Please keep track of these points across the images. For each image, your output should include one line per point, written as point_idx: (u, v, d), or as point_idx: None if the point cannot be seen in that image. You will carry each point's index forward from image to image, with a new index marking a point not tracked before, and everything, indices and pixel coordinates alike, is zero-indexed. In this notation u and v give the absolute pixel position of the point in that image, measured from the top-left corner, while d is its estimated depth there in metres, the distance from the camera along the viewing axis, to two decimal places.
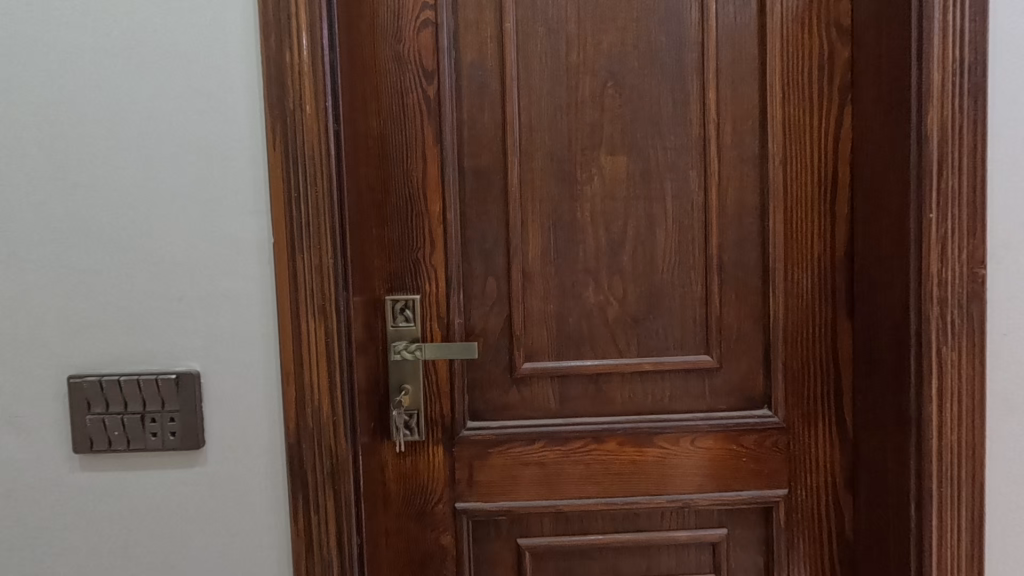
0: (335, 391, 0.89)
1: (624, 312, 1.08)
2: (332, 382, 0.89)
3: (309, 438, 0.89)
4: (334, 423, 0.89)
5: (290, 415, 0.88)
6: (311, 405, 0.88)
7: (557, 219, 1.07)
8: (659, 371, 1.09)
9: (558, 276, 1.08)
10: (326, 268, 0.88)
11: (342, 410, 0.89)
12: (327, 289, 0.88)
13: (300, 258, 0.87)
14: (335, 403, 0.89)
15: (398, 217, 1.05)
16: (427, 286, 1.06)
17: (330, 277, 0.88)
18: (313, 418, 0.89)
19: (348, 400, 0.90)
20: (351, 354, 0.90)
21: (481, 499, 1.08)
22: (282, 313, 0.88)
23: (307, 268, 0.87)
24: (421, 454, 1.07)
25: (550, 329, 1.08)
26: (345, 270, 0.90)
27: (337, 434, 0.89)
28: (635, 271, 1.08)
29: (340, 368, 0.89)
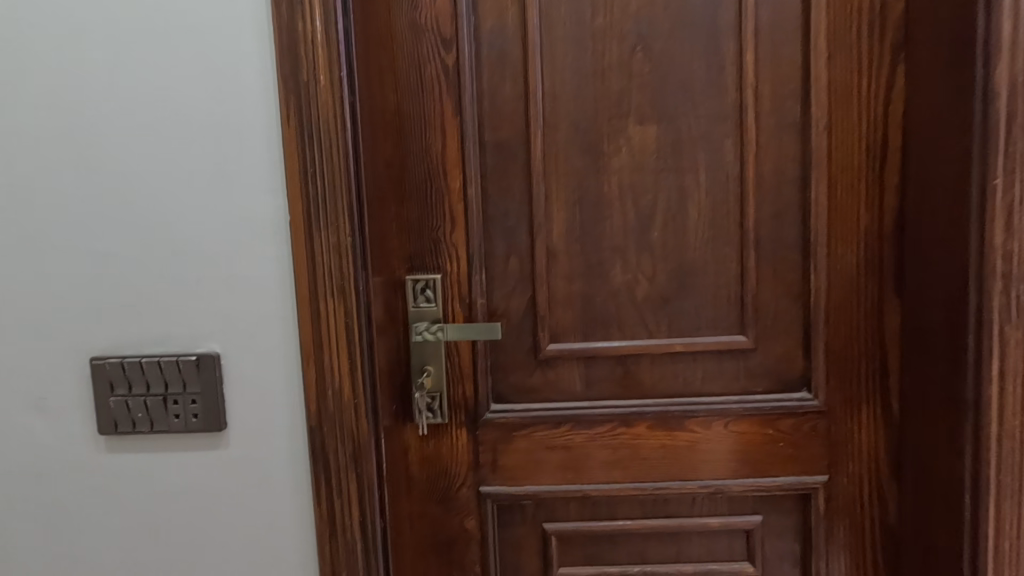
0: (356, 374, 0.87)
1: (653, 291, 1.03)
2: (353, 364, 0.86)
3: (330, 421, 0.87)
4: (356, 407, 0.87)
5: (311, 398, 0.87)
6: (331, 387, 0.86)
7: (582, 194, 1.02)
8: (691, 352, 1.04)
9: (584, 254, 1.03)
10: (344, 247, 0.85)
11: (364, 393, 0.87)
12: (345, 269, 0.85)
13: (318, 237, 0.85)
14: (356, 385, 0.87)
15: (417, 194, 1.01)
16: (448, 266, 1.02)
17: (348, 256, 0.85)
18: (334, 401, 0.87)
19: (369, 383, 0.88)
20: (372, 336, 0.88)
21: (505, 483, 1.06)
22: (300, 293, 0.85)
23: (324, 247, 0.85)
24: (444, 438, 1.05)
25: (576, 310, 1.04)
26: (363, 249, 0.87)
27: (359, 417, 0.87)
28: (665, 248, 1.02)
29: (361, 350, 0.87)
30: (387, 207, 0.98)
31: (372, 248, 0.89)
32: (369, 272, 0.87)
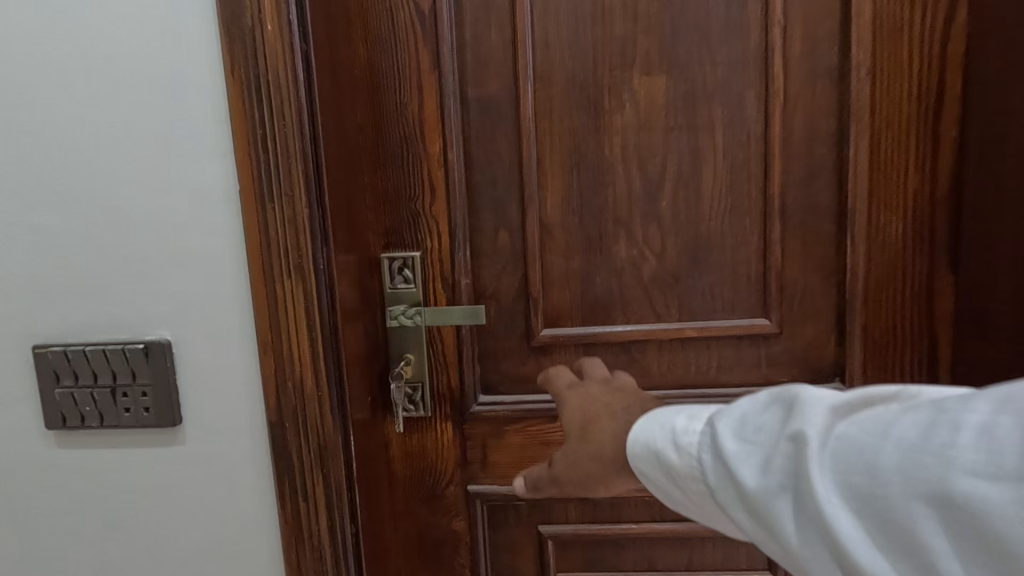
0: (319, 363, 0.77)
1: (662, 269, 0.90)
2: (315, 352, 0.77)
3: (292, 415, 0.78)
4: (321, 399, 0.78)
5: (270, 389, 0.77)
6: (292, 378, 0.77)
7: (580, 157, 0.89)
8: (705, 338, 0.91)
9: (582, 227, 0.90)
10: (302, 220, 0.74)
11: (329, 384, 0.78)
12: (303, 245, 0.75)
13: (270, 209, 0.74)
14: (319, 376, 0.77)
15: (393, 161, 0.90)
16: (428, 242, 0.91)
17: (306, 230, 0.75)
18: (296, 393, 0.77)
19: (335, 373, 0.79)
20: (336, 320, 0.78)
21: (496, 482, 0.96)
22: (254, 273, 0.75)
23: (280, 219, 0.74)
24: (428, 432, 0.95)
25: (573, 290, 0.92)
26: (323, 222, 0.76)
27: (323, 411, 0.78)
28: (676, 219, 0.89)
29: (324, 336, 0.77)
30: (359, 176, 0.87)
31: (335, 220, 0.79)
32: (331, 247, 0.77)
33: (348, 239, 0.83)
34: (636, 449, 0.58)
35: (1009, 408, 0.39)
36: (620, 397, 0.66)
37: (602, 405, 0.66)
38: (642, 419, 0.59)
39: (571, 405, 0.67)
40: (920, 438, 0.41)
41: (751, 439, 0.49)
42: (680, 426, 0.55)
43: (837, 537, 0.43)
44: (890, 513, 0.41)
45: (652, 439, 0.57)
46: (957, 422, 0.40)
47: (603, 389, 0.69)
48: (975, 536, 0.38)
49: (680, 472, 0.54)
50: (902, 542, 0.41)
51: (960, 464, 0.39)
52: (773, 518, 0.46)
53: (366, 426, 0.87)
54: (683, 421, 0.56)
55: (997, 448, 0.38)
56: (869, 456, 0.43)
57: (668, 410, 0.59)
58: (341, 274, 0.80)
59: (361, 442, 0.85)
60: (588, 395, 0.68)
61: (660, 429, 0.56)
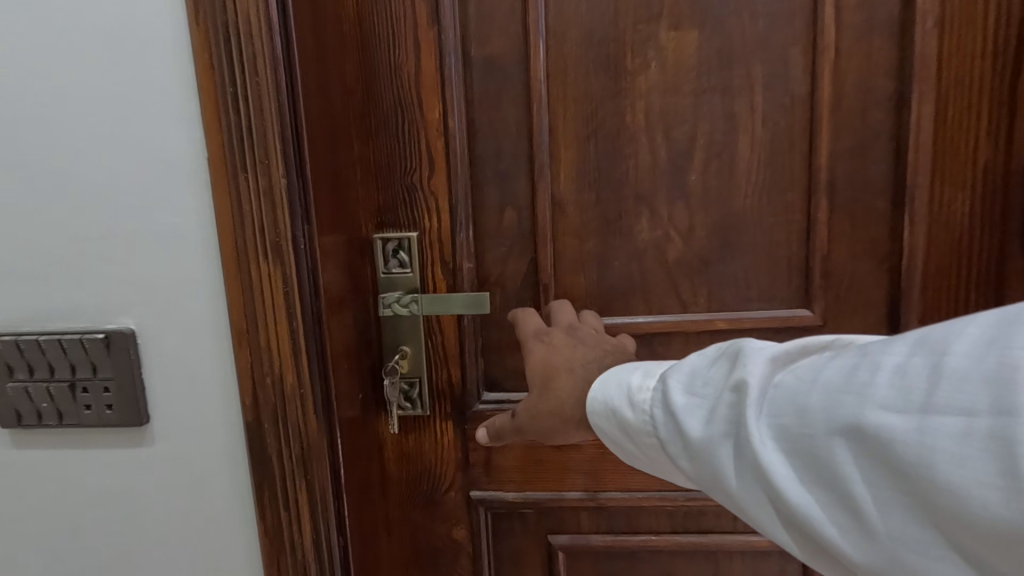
0: (301, 357, 0.68)
1: (689, 252, 0.80)
2: (296, 343, 0.67)
3: (271, 414, 0.69)
4: (303, 397, 0.69)
5: (246, 385, 0.68)
6: (271, 373, 0.68)
7: (598, 124, 0.78)
8: (738, 330, 0.81)
9: (599, 205, 0.80)
10: (279, 192, 0.65)
11: (312, 381, 0.69)
12: (282, 221, 0.65)
13: (244, 179, 0.64)
14: (301, 371, 0.68)
15: (387, 130, 0.80)
16: (426, 222, 0.81)
17: (284, 203, 0.65)
18: (274, 389, 0.68)
19: (320, 368, 0.69)
20: (321, 307, 0.68)
21: (501, 488, 0.87)
22: (226, 253, 0.66)
23: (255, 191, 0.65)
24: (426, 432, 0.86)
25: (588, 276, 0.82)
26: (305, 194, 0.66)
27: (306, 411, 0.69)
28: (707, 195, 0.78)
29: (307, 325, 0.67)
30: (348, 145, 0.77)
31: (319, 193, 0.69)
32: (315, 223, 0.67)
33: (334, 216, 0.73)
34: (596, 408, 0.61)
35: (926, 347, 0.39)
36: (583, 348, 0.70)
37: (567, 358, 0.68)
38: (603, 377, 0.62)
39: (536, 355, 0.71)
40: (843, 380, 0.42)
41: (696, 392, 0.51)
42: (635, 385, 0.57)
43: (768, 478, 0.44)
44: (816, 452, 0.41)
45: (612, 397, 0.59)
46: (878, 363, 0.41)
47: (569, 342, 0.71)
48: (889, 468, 0.38)
49: (635, 426, 0.56)
50: (824, 479, 0.41)
51: (873, 401, 0.39)
52: (715, 464, 0.47)
53: (356, 425, 0.78)
54: (639, 379, 0.58)
55: (910, 384, 0.38)
56: (795, 399, 0.43)
57: (630, 367, 0.61)
58: (326, 255, 0.70)
59: (350, 445, 0.76)
60: (554, 348, 0.71)
61: (616, 387, 0.59)
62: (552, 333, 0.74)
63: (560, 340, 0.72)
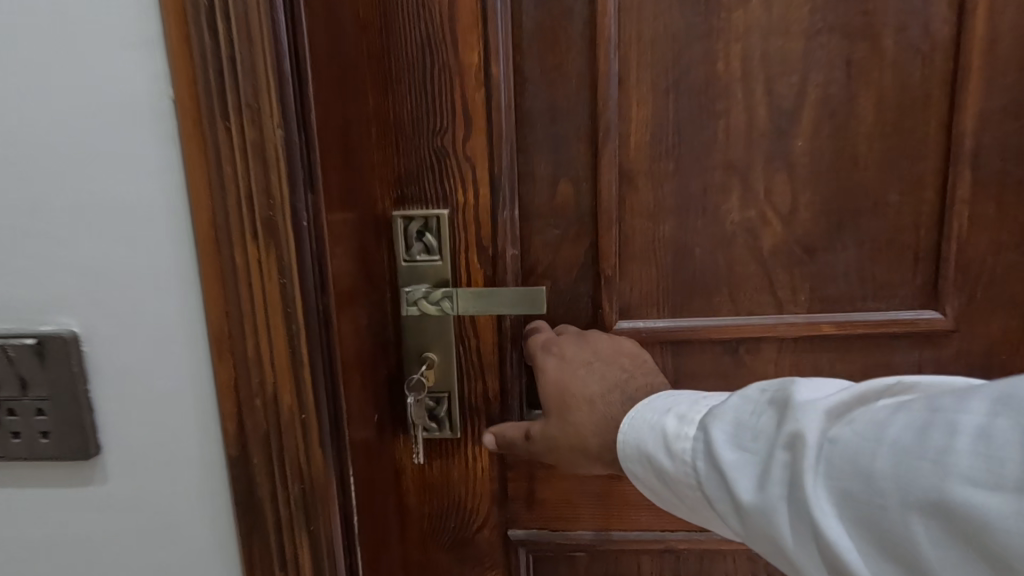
0: (301, 378, 0.49)
1: (790, 238, 0.64)
2: (295, 357, 0.49)
3: (262, 451, 0.50)
4: (305, 429, 0.50)
5: (228, 412, 0.50)
6: (261, 396, 0.49)
7: (681, 73, 0.61)
8: (845, 336, 0.65)
9: (679, 177, 0.64)
10: (272, 146, 0.45)
11: (318, 407, 0.50)
12: (275, 186, 0.46)
13: (224, 125, 0.45)
14: (302, 396, 0.49)
15: (411, 76, 0.62)
16: (460, 196, 0.64)
17: (279, 161, 0.46)
18: (266, 418, 0.50)
19: (328, 389, 0.51)
20: (330, 308, 0.50)
21: (546, 525, 0.71)
22: (198, 229, 0.47)
23: (238, 144, 0.46)
24: (454, 458, 0.70)
25: (662, 267, 0.66)
26: (308, 150, 0.47)
27: (311, 446, 0.51)
28: (815, 166, 0.62)
29: (311, 333, 0.49)
30: (360, 94, 0.59)
31: (326, 150, 0.49)
32: (321, 191, 0.48)
33: (346, 183, 0.54)
34: (625, 452, 0.50)
35: (1015, 405, 0.31)
36: (602, 366, 0.58)
37: (582, 384, 0.57)
38: (631, 413, 0.52)
39: (550, 375, 0.59)
40: (915, 441, 0.34)
41: (741, 445, 0.42)
42: (670, 429, 0.47)
43: (838, 557, 0.35)
44: (887, 531, 0.33)
45: (642, 442, 0.49)
46: (956, 422, 0.33)
47: (583, 359, 0.59)
48: (983, 555, 0.30)
49: (673, 477, 0.46)
50: (901, 562, 0.33)
51: (956, 473, 0.31)
52: (768, 535, 0.39)
53: (370, 456, 0.61)
54: (672, 421, 0.47)
55: (1003, 454, 0.30)
56: (857, 461, 0.35)
57: (662, 401, 0.51)
58: (334, 236, 0.51)
59: (364, 484, 0.59)
60: (566, 367, 0.59)
61: (648, 429, 0.49)
62: (555, 342, 0.62)
63: (574, 355, 0.60)
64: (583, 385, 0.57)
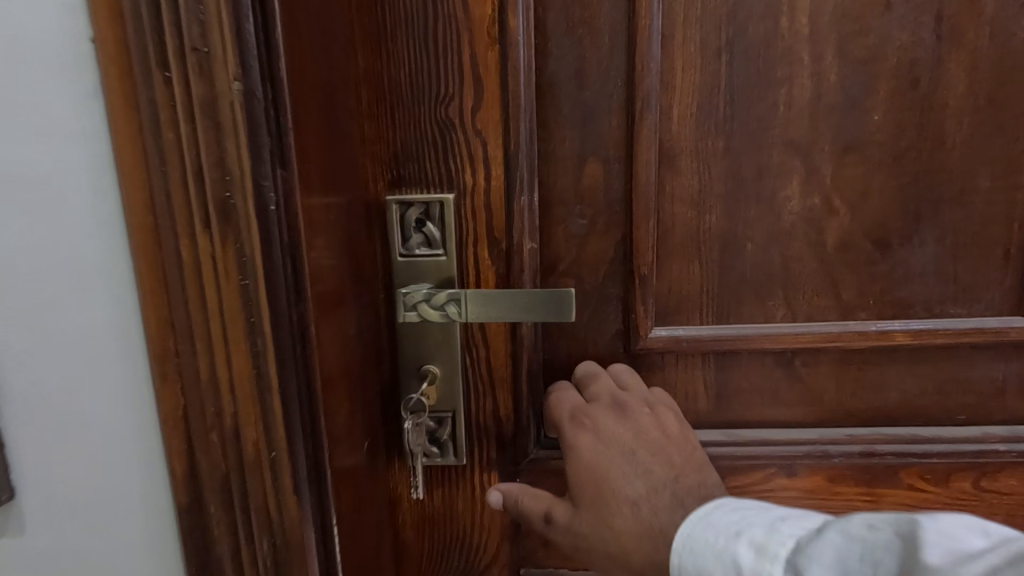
0: (269, 405, 0.38)
1: (860, 232, 0.54)
2: (261, 382, 0.38)
3: (220, 499, 0.40)
4: (275, 471, 0.39)
5: (175, 448, 0.39)
6: (217, 430, 0.39)
7: (736, 30, 0.51)
8: (918, 347, 0.56)
9: (730, 158, 0.53)
10: (226, 103, 0.34)
11: (291, 445, 0.39)
12: (232, 158, 0.35)
13: (162, 75, 0.34)
14: (272, 427, 0.39)
15: (409, 27, 0.50)
16: (469, 177, 0.52)
17: (237, 125, 0.34)
18: (224, 457, 0.39)
19: (306, 422, 0.40)
20: (307, 319, 0.38)
21: (567, 562, 0.62)
22: (131, 215, 0.36)
23: (181, 100, 0.34)
24: (459, 489, 0.59)
25: (707, 265, 0.55)
26: (275, 110, 0.35)
27: (282, 493, 0.40)
28: (893, 145, 0.52)
29: (282, 352, 0.38)
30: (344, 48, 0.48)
31: (302, 112, 0.38)
32: (294, 167, 0.36)
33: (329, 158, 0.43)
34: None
35: None
36: (646, 454, 0.47)
37: (624, 479, 0.46)
38: (686, 527, 0.37)
39: (588, 458, 0.47)
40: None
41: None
42: (745, 562, 0.33)
43: None
44: None
45: (703, 568, 0.35)
46: None
47: (623, 444, 0.47)
48: None
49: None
50: None
51: None
52: None
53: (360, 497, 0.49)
54: (745, 550, 0.33)
55: None
56: None
57: (725, 514, 0.37)
58: (313, 226, 0.39)
59: (353, 532, 0.48)
60: (604, 453, 0.47)
61: (713, 560, 0.35)
62: (587, 415, 0.50)
63: (616, 435, 0.48)
64: (626, 483, 0.45)
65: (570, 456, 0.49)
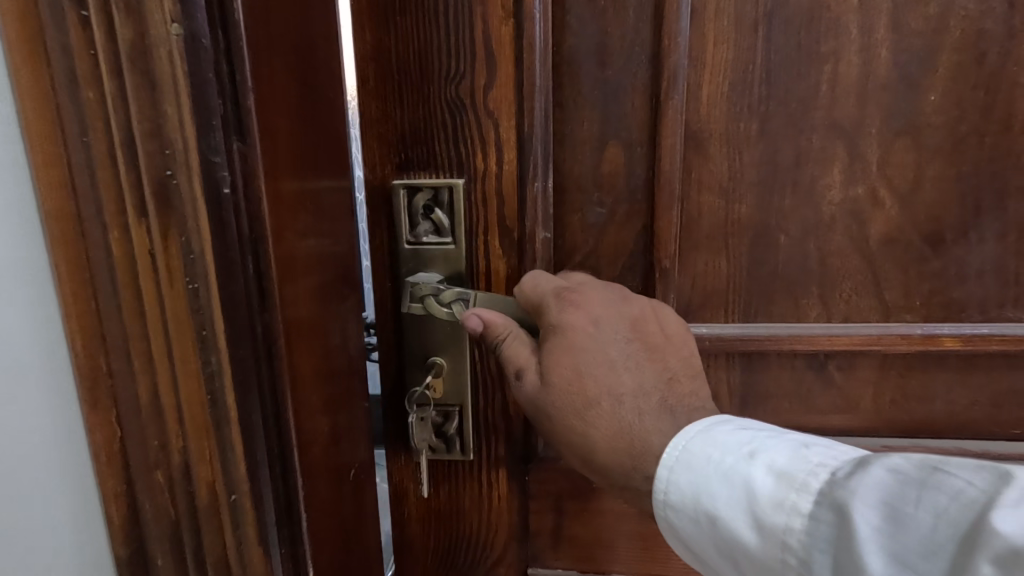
0: (224, 418, 0.35)
1: (909, 225, 0.49)
2: (218, 412, 0.35)
3: (168, 551, 0.38)
4: (236, 518, 0.37)
5: (111, 480, 0.37)
6: (161, 468, 0.37)
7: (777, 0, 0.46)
8: (969, 354, 0.51)
9: (765, 142, 0.49)
10: (163, 57, 0.30)
11: (253, 483, 0.37)
12: (173, 127, 0.31)
13: (78, 14, 0.30)
14: (227, 450, 0.36)
15: None
16: (477, 160, 0.50)
17: (179, 84, 0.30)
18: (172, 502, 0.37)
19: (274, 458, 0.38)
20: (274, 331, 0.36)
21: (576, 563, 0.60)
22: (46, 201, 0.33)
23: (102, 46, 0.30)
24: (465, 485, 0.57)
25: (735, 258, 0.51)
26: (229, 63, 0.32)
27: (245, 544, 0.38)
28: (951, 130, 0.47)
29: (245, 375, 0.35)
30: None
31: (265, 75, 0.34)
32: (253, 140, 0.33)
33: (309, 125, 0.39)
34: (672, 492, 0.37)
35: None
36: (632, 336, 0.43)
37: (604, 380, 0.42)
38: (684, 440, 0.38)
39: (577, 337, 0.42)
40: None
41: (902, 562, 0.26)
42: (756, 484, 0.33)
43: None
44: None
45: (701, 483, 0.36)
46: None
47: (619, 333, 0.43)
48: None
49: (754, 554, 0.32)
50: None
51: None
52: None
53: (349, 549, 0.46)
54: (761, 475, 0.33)
55: None
56: None
57: (732, 432, 0.37)
58: (286, 210, 0.37)
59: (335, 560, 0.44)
60: (597, 329, 0.43)
61: (716, 476, 0.35)
62: (579, 290, 0.44)
63: (608, 321, 0.43)
64: (605, 375, 0.42)
65: (559, 326, 0.43)
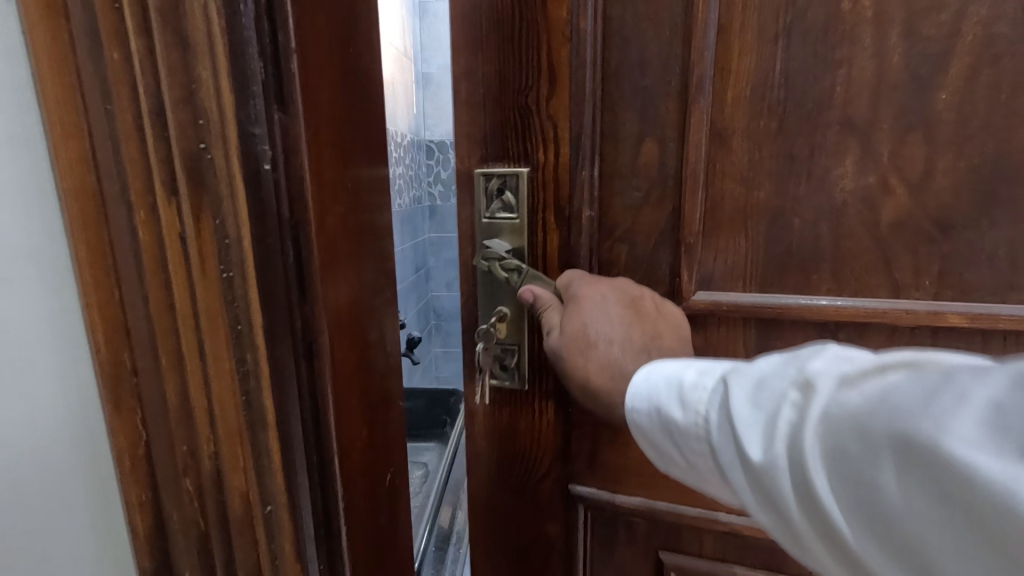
0: (251, 411, 0.35)
1: (920, 211, 0.54)
2: (250, 412, 0.35)
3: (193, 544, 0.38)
4: (271, 531, 0.37)
5: (135, 487, 0.38)
6: (190, 477, 0.37)
7: (796, 15, 0.54)
8: (977, 330, 0.56)
9: (782, 137, 0.57)
10: (196, 15, 0.29)
11: (289, 494, 0.37)
12: (207, 94, 0.30)
13: None
14: (260, 453, 0.36)
15: (489, 25, 0.62)
16: (540, 154, 0.64)
17: (215, 46, 0.29)
18: (200, 511, 0.37)
19: (313, 464, 0.38)
20: (309, 327, 0.36)
21: (608, 484, 0.73)
22: (71, 202, 0.33)
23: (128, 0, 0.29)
24: (520, 409, 0.73)
25: (753, 237, 0.60)
26: (268, 19, 0.31)
27: (279, 561, 0.38)
28: (964, 125, 0.52)
29: (277, 367, 0.35)
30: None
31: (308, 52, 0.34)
32: (290, 108, 0.33)
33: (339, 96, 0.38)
34: (637, 403, 0.47)
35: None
36: (630, 317, 0.58)
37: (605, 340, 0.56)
38: (647, 368, 0.48)
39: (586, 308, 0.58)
40: (919, 406, 0.26)
41: (755, 402, 0.36)
42: (688, 381, 0.43)
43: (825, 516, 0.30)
44: (870, 496, 0.27)
45: (654, 386, 0.46)
46: (964, 389, 0.25)
47: (619, 313, 0.58)
48: (965, 541, 0.23)
49: (683, 431, 0.42)
50: (882, 538, 0.27)
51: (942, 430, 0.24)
52: (769, 485, 0.33)
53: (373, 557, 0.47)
54: (692, 374, 0.43)
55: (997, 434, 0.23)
56: (856, 420, 0.29)
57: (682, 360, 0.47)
58: (328, 188, 0.37)
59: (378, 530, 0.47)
60: (602, 301, 0.58)
61: (665, 381, 0.45)
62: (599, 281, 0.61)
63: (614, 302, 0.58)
64: (605, 325, 0.56)
65: (575, 296, 0.59)
